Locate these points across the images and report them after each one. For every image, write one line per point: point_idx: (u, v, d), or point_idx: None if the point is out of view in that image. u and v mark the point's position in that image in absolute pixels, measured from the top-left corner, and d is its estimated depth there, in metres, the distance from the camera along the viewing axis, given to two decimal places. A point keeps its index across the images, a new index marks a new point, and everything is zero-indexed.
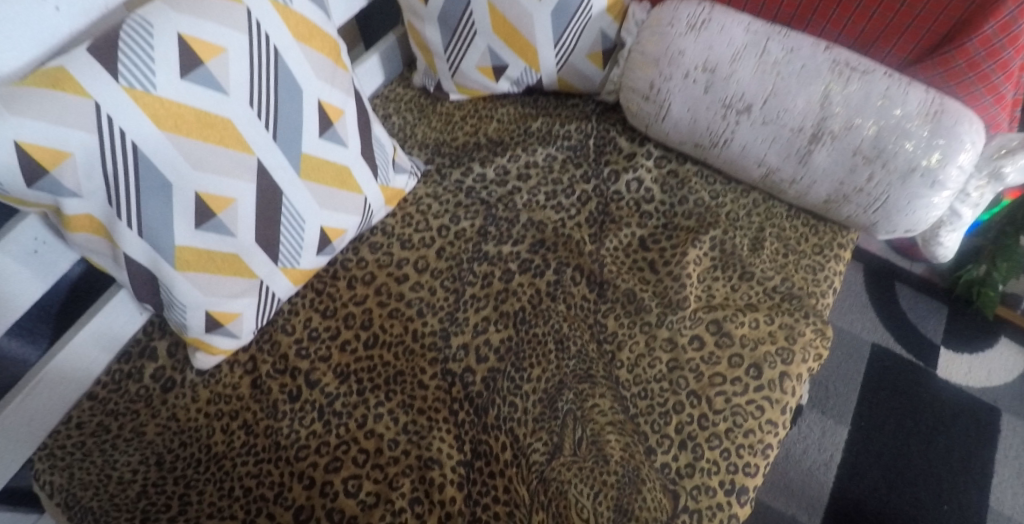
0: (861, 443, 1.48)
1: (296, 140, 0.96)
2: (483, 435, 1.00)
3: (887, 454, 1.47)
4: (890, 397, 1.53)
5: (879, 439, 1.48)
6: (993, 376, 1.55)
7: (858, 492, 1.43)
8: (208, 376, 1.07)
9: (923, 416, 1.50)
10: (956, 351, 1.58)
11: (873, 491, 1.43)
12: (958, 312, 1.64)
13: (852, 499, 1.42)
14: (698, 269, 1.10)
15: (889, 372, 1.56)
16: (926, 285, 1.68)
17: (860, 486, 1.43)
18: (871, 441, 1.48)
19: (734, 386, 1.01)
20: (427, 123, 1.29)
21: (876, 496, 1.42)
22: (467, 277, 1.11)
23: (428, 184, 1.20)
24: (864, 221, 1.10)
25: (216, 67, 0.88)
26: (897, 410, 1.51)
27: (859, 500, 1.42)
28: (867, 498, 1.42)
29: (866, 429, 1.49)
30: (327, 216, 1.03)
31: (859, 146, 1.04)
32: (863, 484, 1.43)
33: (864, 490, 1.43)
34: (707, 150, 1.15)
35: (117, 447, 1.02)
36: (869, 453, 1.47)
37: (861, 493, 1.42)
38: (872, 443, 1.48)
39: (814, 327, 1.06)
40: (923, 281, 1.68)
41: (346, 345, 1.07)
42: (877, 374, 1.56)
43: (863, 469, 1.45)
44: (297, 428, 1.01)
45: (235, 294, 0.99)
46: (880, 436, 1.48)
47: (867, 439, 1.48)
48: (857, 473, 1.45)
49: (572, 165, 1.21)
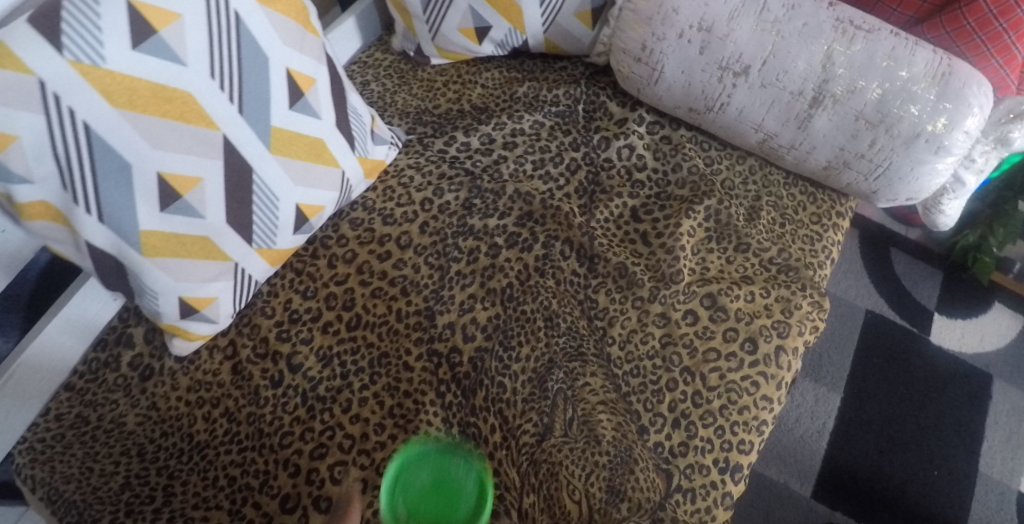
0: (854, 410, 1.47)
1: (265, 113, 0.91)
2: (471, 417, 0.97)
3: (879, 420, 1.46)
4: (883, 364, 1.52)
5: (872, 406, 1.47)
6: (986, 341, 1.56)
7: (851, 458, 1.42)
8: (187, 363, 1.05)
9: (916, 381, 1.50)
10: (950, 317, 1.58)
11: (865, 458, 1.42)
12: (952, 277, 1.63)
13: (845, 466, 1.41)
14: (692, 240, 1.06)
15: (883, 339, 1.54)
16: (921, 249, 1.66)
17: (852, 453, 1.43)
18: (864, 408, 1.47)
19: (728, 362, 0.98)
20: (407, 90, 1.23)
21: (868, 462, 1.42)
22: (452, 253, 1.06)
23: (410, 155, 1.15)
24: (864, 189, 1.06)
25: (171, 37, 0.81)
26: (890, 376, 1.50)
27: (852, 466, 1.41)
28: (859, 465, 1.42)
29: (859, 396, 1.48)
30: (302, 192, 0.99)
31: (861, 110, 0.99)
32: (856, 450, 1.43)
33: (857, 457, 1.42)
34: (702, 115, 1.10)
35: (97, 438, 1.00)
36: (861, 419, 1.46)
37: (853, 460, 1.42)
38: (865, 410, 1.47)
39: (812, 300, 1.02)
40: (919, 246, 1.65)
41: (328, 327, 1.04)
42: (870, 341, 1.54)
43: (856, 435, 1.44)
44: (280, 414, 0.99)
45: (208, 278, 0.96)
46: (873, 403, 1.48)
47: (860, 405, 1.47)
48: (849, 440, 1.44)
49: (560, 132, 1.15)
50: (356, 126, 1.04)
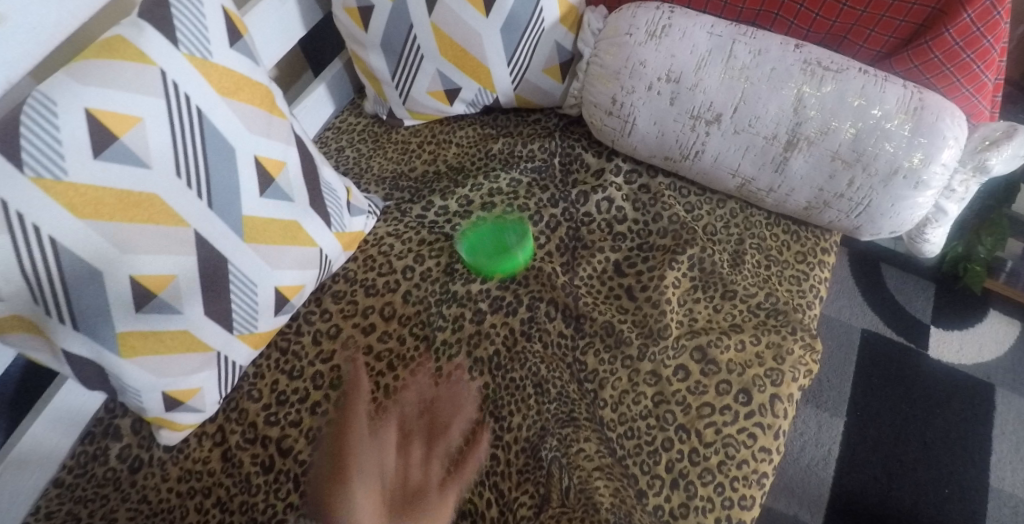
0: (858, 434, 1.42)
1: (235, 203, 0.89)
2: (466, 493, 0.97)
3: (885, 442, 1.41)
4: (883, 384, 1.47)
5: (876, 428, 1.42)
6: (985, 351, 1.50)
7: (858, 484, 1.37)
8: (177, 452, 1.02)
9: (917, 398, 1.45)
10: (947, 329, 1.53)
11: (873, 482, 1.37)
12: (945, 288, 1.58)
13: (853, 493, 1.36)
14: (677, 292, 1.05)
15: (880, 358, 1.50)
16: (910, 262, 1.61)
17: (860, 478, 1.37)
18: (868, 431, 1.42)
19: (723, 416, 0.96)
20: (383, 154, 1.24)
21: (877, 486, 1.36)
22: (437, 322, 1.06)
23: (389, 222, 1.14)
24: (847, 225, 1.04)
25: (133, 141, 0.80)
26: (891, 396, 1.45)
27: (859, 492, 1.36)
28: (868, 490, 1.36)
29: (862, 419, 1.43)
30: (281, 274, 0.96)
31: (837, 150, 0.96)
32: (863, 475, 1.38)
33: (865, 481, 1.37)
34: (678, 163, 1.08)
35: None
36: (865, 443, 1.41)
37: (861, 485, 1.37)
38: (868, 433, 1.42)
39: (803, 343, 1.00)
40: (909, 260, 1.61)
41: (316, 407, 1.01)
42: (868, 361, 1.50)
43: (862, 460, 1.39)
44: (273, 502, 0.97)
45: (192, 369, 0.92)
46: (876, 425, 1.43)
47: (863, 428, 1.42)
48: (857, 464, 1.39)
49: (537, 188, 1.15)
50: (331, 201, 1.02)
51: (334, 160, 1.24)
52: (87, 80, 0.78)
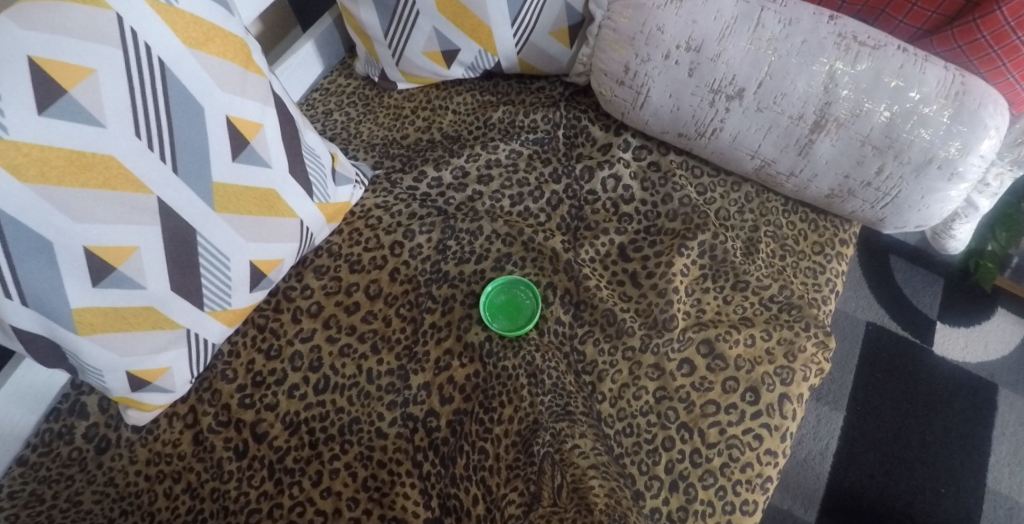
0: (857, 430, 1.36)
1: (202, 167, 0.81)
2: (452, 488, 0.89)
3: (884, 438, 1.35)
4: (887, 379, 1.40)
5: (876, 424, 1.36)
6: (990, 350, 1.43)
7: (854, 480, 1.32)
8: (146, 432, 0.95)
9: (920, 394, 1.39)
10: (953, 326, 1.46)
11: (870, 479, 1.32)
12: (955, 284, 1.50)
13: (849, 489, 1.31)
14: (685, 281, 0.98)
15: (885, 352, 1.43)
16: (921, 256, 1.53)
17: (857, 474, 1.32)
18: (868, 427, 1.36)
19: (728, 415, 0.90)
20: (373, 119, 1.16)
21: (874, 484, 1.31)
22: (425, 303, 0.99)
23: (378, 194, 1.06)
24: (870, 217, 0.97)
25: (84, 95, 0.72)
26: (893, 392, 1.39)
27: (856, 489, 1.31)
28: (864, 487, 1.31)
29: (862, 415, 1.37)
30: (256, 248, 0.88)
31: (868, 135, 0.89)
32: (860, 471, 1.32)
33: (862, 478, 1.32)
34: (693, 140, 1.00)
35: (52, 519, 0.89)
36: (864, 440, 1.35)
37: (857, 482, 1.31)
38: (867, 429, 1.36)
39: (816, 341, 0.94)
40: (919, 253, 1.53)
41: (294, 391, 0.95)
42: (871, 355, 1.43)
43: (861, 456, 1.34)
44: (246, 489, 0.90)
45: (158, 348, 0.85)
46: (875, 421, 1.37)
47: (863, 423, 1.37)
48: (855, 460, 1.33)
49: (539, 161, 1.08)
50: (314, 168, 0.93)
51: (320, 124, 1.16)
52: (30, 24, 0.69)
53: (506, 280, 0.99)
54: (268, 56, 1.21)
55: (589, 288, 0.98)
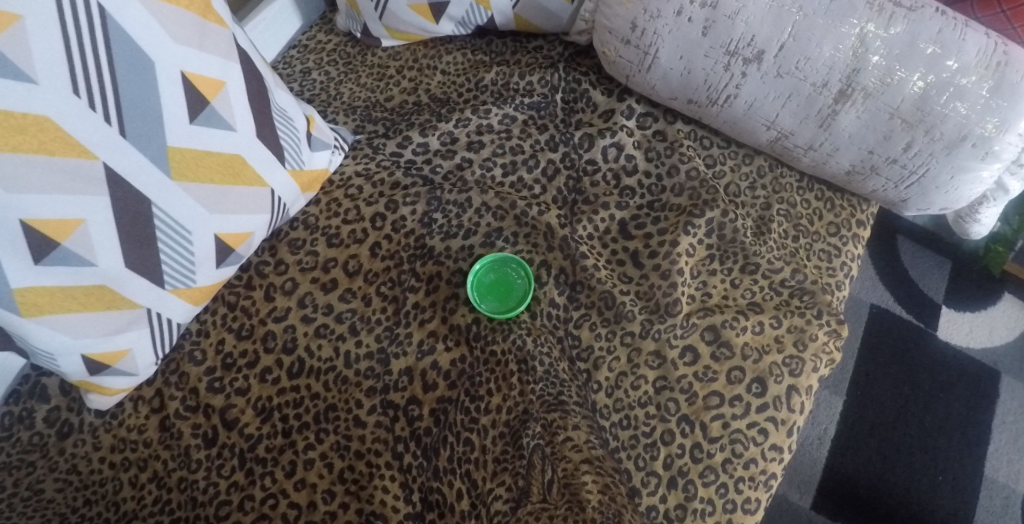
0: (856, 414, 1.30)
1: (157, 131, 0.73)
2: (435, 482, 0.83)
3: (884, 424, 1.29)
4: (889, 364, 1.34)
5: (876, 409, 1.31)
6: (995, 335, 1.37)
7: (851, 466, 1.26)
8: (110, 417, 0.88)
9: (922, 380, 1.33)
10: (958, 311, 1.39)
11: (867, 464, 1.26)
12: (962, 267, 1.42)
13: (846, 475, 1.25)
14: (691, 261, 0.91)
15: (888, 335, 1.37)
16: (928, 236, 1.45)
17: (854, 460, 1.26)
18: (868, 412, 1.30)
19: (733, 408, 0.84)
20: (355, 79, 1.07)
21: (871, 470, 1.26)
22: (408, 281, 0.92)
23: (358, 160, 0.98)
24: (892, 197, 0.90)
25: (10, 46, 0.63)
26: (895, 377, 1.33)
27: (852, 475, 1.26)
28: (861, 473, 1.26)
29: (862, 399, 1.31)
30: (221, 220, 0.81)
31: (898, 107, 0.80)
32: (858, 457, 1.27)
33: (859, 464, 1.26)
34: (704, 108, 0.92)
35: (12, 508, 0.83)
36: (863, 425, 1.29)
37: (854, 467, 1.26)
38: (867, 414, 1.30)
39: (829, 330, 0.87)
40: (926, 233, 1.45)
41: (267, 375, 0.88)
42: (875, 338, 1.36)
43: (859, 441, 1.28)
44: (215, 480, 0.84)
45: (113, 329, 0.78)
46: (874, 406, 1.31)
47: (862, 408, 1.31)
48: (854, 445, 1.28)
49: (534, 127, 0.99)
50: (286, 133, 0.85)
51: (297, 84, 1.07)
52: None
53: (497, 257, 0.92)
54: (237, 15, 1.10)
55: (587, 268, 0.90)
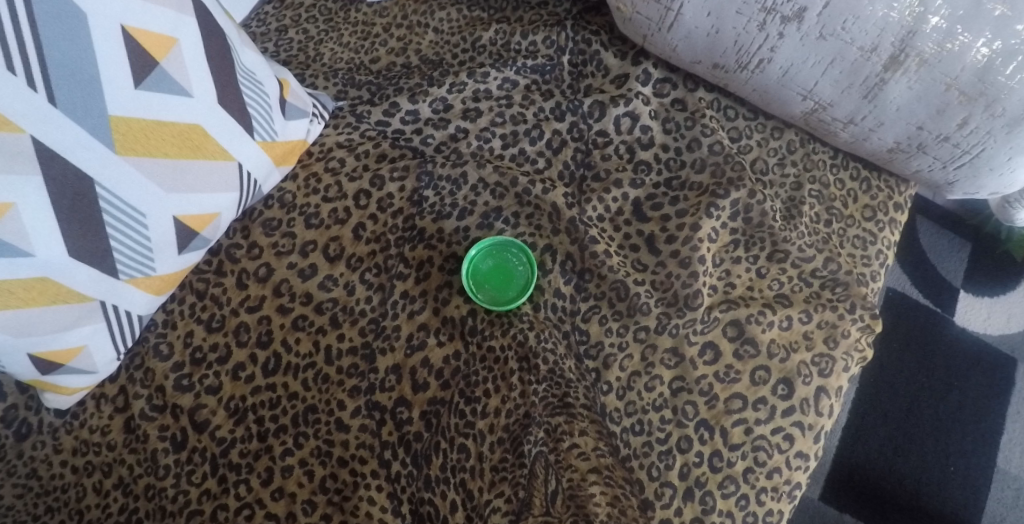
0: (869, 401, 1.16)
1: (97, 98, 0.63)
2: (426, 493, 0.75)
3: (897, 411, 1.15)
4: (904, 348, 1.18)
5: (889, 397, 1.16)
6: (1015, 321, 1.20)
7: (861, 453, 1.13)
8: (71, 417, 0.79)
9: (939, 365, 1.18)
10: (976, 294, 1.21)
11: (878, 453, 1.13)
12: (988, 246, 1.23)
13: (854, 463, 1.12)
14: (713, 247, 0.81)
15: (905, 319, 1.20)
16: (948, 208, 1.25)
17: (864, 447, 1.13)
18: (881, 399, 1.16)
19: (756, 412, 0.75)
20: (337, 38, 0.95)
21: (882, 459, 1.13)
22: (396, 268, 0.82)
23: (340, 130, 0.87)
24: (937, 178, 0.81)
25: None
26: (910, 362, 1.18)
27: (861, 463, 1.12)
28: (871, 461, 1.12)
29: (875, 386, 1.17)
30: (181, 200, 0.71)
31: (956, 77, 0.70)
32: (868, 444, 1.13)
33: (869, 452, 1.13)
34: (731, 74, 0.81)
35: None
36: (875, 412, 1.15)
37: (864, 456, 1.13)
38: (879, 401, 1.16)
39: (863, 325, 0.78)
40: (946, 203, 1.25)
41: (240, 371, 0.79)
42: (890, 321, 1.20)
43: (870, 429, 1.14)
44: (185, 488, 0.76)
45: (63, 325, 0.69)
46: (888, 393, 1.16)
47: (876, 395, 1.16)
48: (865, 432, 1.14)
49: (538, 94, 0.89)
50: (254, 99, 0.75)
51: (272, 44, 0.95)
52: None
53: (496, 241, 0.82)
54: None
55: (597, 255, 0.81)
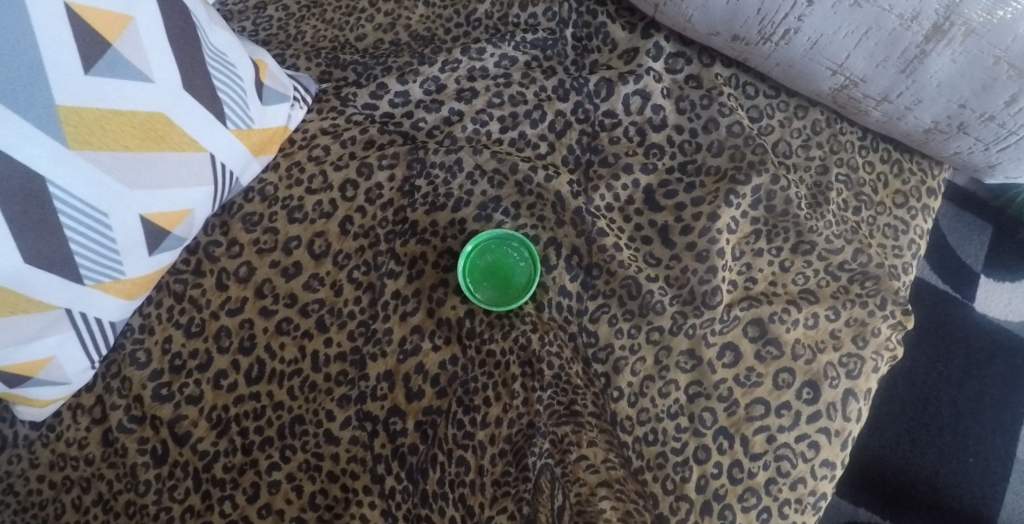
0: (885, 391, 1.06)
1: (43, 88, 0.56)
2: (423, 509, 0.69)
3: (914, 401, 1.05)
4: (924, 335, 1.07)
5: (907, 385, 1.06)
6: None
7: (876, 445, 1.03)
8: (46, 430, 0.73)
9: (960, 352, 1.07)
10: (997, 279, 1.10)
11: (895, 444, 1.03)
12: (1010, 228, 1.11)
13: (870, 455, 1.03)
14: (732, 239, 0.74)
15: (927, 305, 1.09)
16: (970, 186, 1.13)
17: (880, 438, 1.03)
18: (898, 388, 1.06)
19: (779, 419, 0.68)
20: (320, 15, 0.88)
21: (899, 450, 1.03)
22: (387, 265, 0.76)
23: (324, 115, 0.80)
24: (977, 161, 0.73)
25: None
26: (929, 349, 1.07)
27: (877, 455, 1.03)
28: (888, 453, 1.03)
29: (893, 373, 1.06)
30: (146, 197, 0.65)
31: (1006, 49, 0.62)
32: (885, 436, 1.04)
33: (885, 443, 1.03)
34: (752, 47, 0.74)
35: None
36: (891, 402, 1.05)
37: (880, 448, 1.03)
38: (896, 390, 1.06)
39: (894, 323, 0.71)
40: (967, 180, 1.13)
41: (221, 380, 0.73)
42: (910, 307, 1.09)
43: (887, 419, 1.04)
44: (168, 505, 0.70)
45: (27, 337, 0.64)
46: (906, 383, 1.06)
47: (893, 384, 1.06)
48: (881, 423, 1.04)
49: (538, 71, 0.82)
50: (224, 84, 0.68)
51: (250, 22, 0.88)
52: None
53: (495, 236, 0.76)
54: None
55: (606, 249, 0.74)
